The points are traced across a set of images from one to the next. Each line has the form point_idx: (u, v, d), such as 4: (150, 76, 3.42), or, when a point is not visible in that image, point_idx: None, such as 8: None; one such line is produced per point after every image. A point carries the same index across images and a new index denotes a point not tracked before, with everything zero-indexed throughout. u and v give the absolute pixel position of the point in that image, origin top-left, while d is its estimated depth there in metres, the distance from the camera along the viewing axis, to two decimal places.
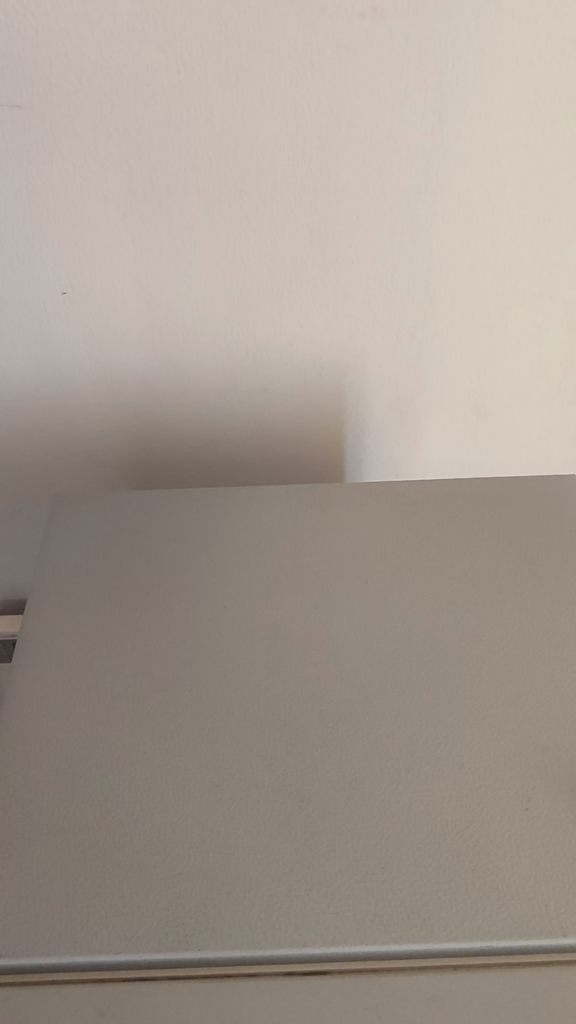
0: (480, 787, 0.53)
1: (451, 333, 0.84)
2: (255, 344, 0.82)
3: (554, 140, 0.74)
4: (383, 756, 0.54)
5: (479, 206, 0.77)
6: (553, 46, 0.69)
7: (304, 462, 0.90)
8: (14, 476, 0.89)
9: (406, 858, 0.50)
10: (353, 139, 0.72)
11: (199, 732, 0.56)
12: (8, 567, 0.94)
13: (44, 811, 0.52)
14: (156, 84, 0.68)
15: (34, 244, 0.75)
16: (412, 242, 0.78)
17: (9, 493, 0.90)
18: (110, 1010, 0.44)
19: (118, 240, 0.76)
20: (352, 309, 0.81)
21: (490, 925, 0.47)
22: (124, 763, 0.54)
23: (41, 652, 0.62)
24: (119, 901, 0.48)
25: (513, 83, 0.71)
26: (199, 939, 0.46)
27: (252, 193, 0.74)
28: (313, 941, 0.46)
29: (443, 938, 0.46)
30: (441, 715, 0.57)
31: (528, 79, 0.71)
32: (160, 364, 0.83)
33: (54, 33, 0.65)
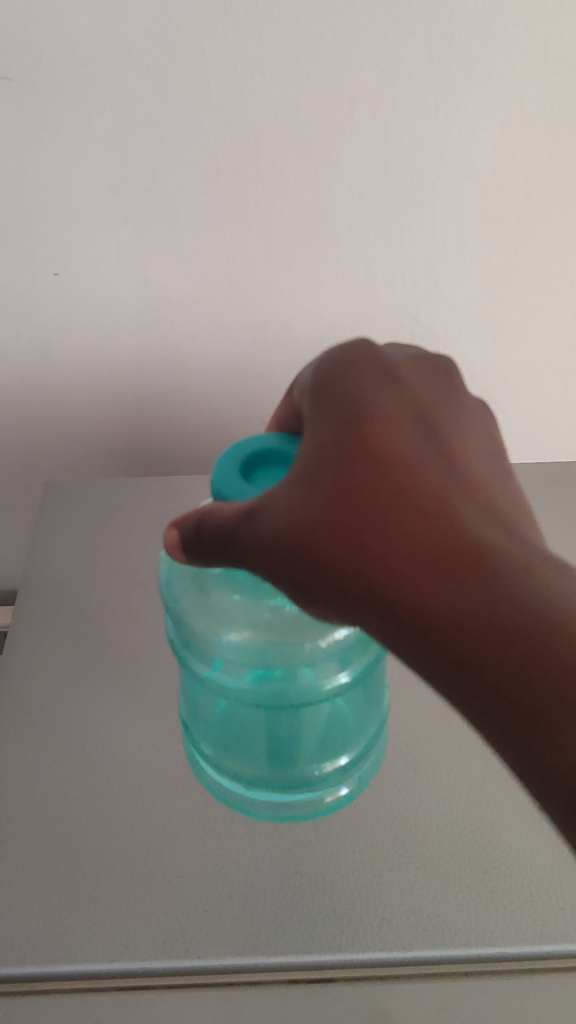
0: (490, 789, 0.51)
1: (455, 315, 0.81)
2: (253, 329, 0.80)
3: (568, 117, 0.69)
4: (390, 757, 0.53)
5: (483, 186, 0.73)
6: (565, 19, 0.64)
7: None
8: (11, 459, 0.88)
9: (414, 858, 0.48)
10: (355, 117, 0.67)
11: (199, 730, 0.54)
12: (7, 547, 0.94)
13: (36, 813, 0.50)
14: (151, 55, 0.63)
15: (26, 226, 0.72)
16: (415, 225, 0.74)
17: (6, 475, 0.89)
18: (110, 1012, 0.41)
19: (113, 222, 0.72)
20: (354, 291, 0.78)
21: (502, 931, 0.44)
22: (123, 762, 0.52)
23: (33, 646, 0.59)
24: (115, 907, 0.46)
25: (524, 57, 0.65)
26: (200, 946, 0.44)
27: (251, 169, 0.70)
28: (320, 948, 0.44)
29: (456, 945, 0.44)
30: (446, 722, 0.55)
31: (539, 52, 0.65)
32: (156, 349, 0.81)
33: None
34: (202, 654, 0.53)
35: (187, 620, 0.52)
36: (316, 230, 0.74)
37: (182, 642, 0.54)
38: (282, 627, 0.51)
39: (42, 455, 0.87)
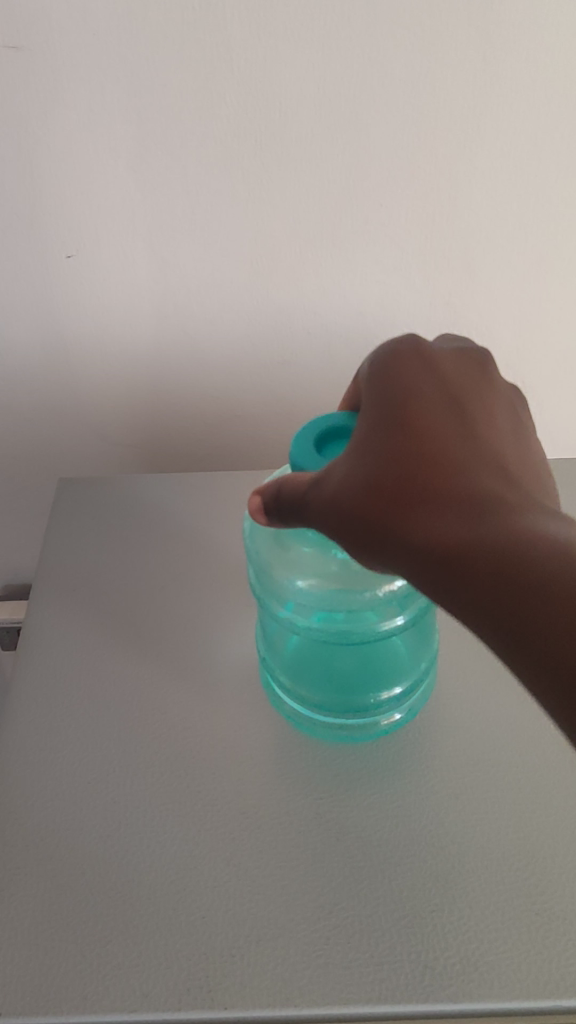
0: (540, 818, 0.47)
1: (490, 299, 0.76)
2: (276, 315, 0.76)
3: None
4: (430, 781, 0.49)
5: (523, 161, 0.67)
6: None
7: None
8: (23, 451, 0.84)
9: (457, 898, 0.43)
10: (387, 87, 0.62)
11: (223, 751, 0.50)
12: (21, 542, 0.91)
13: (48, 844, 0.46)
14: (171, 23, 0.59)
15: (36, 208, 0.68)
16: (449, 202, 0.69)
17: (18, 468, 0.86)
18: None
19: (129, 201, 0.67)
20: (383, 275, 0.74)
21: (557, 981, 0.40)
22: (141, 787, 0.49)
23: (46, 659, 0.56)
24: (134, 951, 0.42)
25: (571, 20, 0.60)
26: (225, 996, 0.40)
27: (275, 144, 0.65)
28: (356, 1000, 0.40)
29: (506, 997, 0.40)
30: (488, 738, 0.51)
31: None
32: (174, 336, 0.76)
33: None
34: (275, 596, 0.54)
35: (264, 565, 0.54)
36: (344, 210, 0.69)
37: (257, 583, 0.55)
38: (349, 574, 0.51)
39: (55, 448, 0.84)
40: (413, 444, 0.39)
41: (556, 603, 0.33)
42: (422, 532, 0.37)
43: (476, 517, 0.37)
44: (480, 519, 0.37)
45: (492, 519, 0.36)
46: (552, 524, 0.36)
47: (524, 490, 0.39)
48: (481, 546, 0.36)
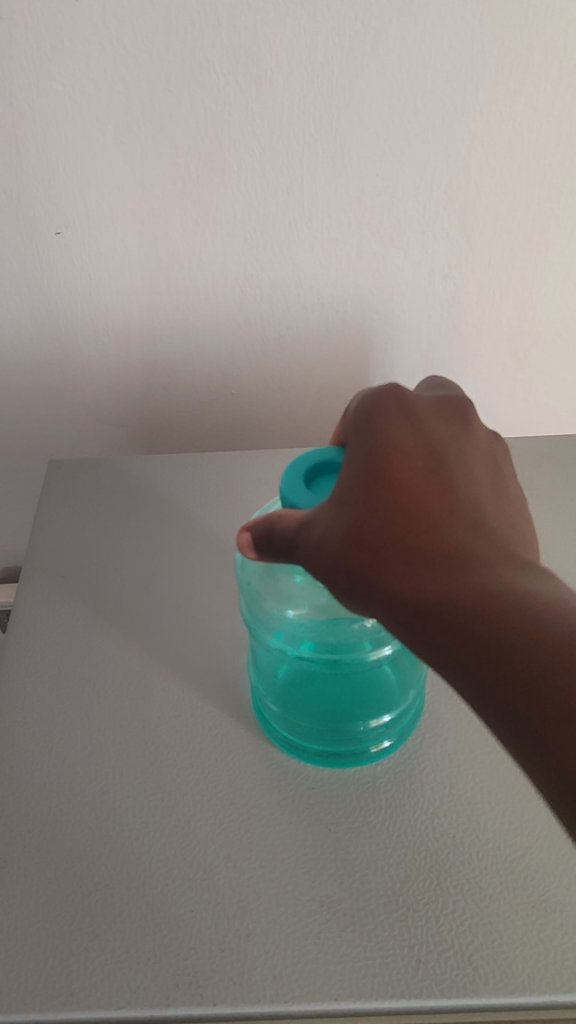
0: (536, 810, 0.46)
1: (489, 271, 0.74)
2: (270, 289, 0.74)
3: None
4: (424, 768, 0.47)
5: (523, 128, 0.65)
6: None
7: (326, 413, 0.83)
8: (17, 430, 0.83)
9: (451, 890, 0.43)
10: (381, 53, 0.60)
11: (214, 738, 0.49)
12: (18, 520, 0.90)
13: (36, 836, 0.45)
14: None
15: (23, 182, 0.66)
16: (446, 170, 0.67)
17: (13, 446, 0.84)
18: None
19: (117, 173, 0.65)
20: (379, 247, 0.72)
21: (553, 976, 0.39)
22: (131, 777, 0.47)
23: (35, 644, 0.55)
24: (122, 945, 0.41)
25: None
26: (215, 991, 0.39)
27: (265, 114, 0.63)
28: (348, 996, 0.39)
29: (503, 991, 0.39)
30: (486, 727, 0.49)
31: None
32: (167, 311, 0.75)
33: None
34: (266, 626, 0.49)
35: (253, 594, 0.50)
36: (338, 180, 0.67)
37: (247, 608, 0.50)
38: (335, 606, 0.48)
39: (50, 426, 0.82)
40: (392, 494, 0.37)
41: (535, 668, 0.32)
42: (400, 584, 0.36)
43: (451, 572, 0.35)
44: (455, 575, 0.35)
45: (468, 574, 0.35)
46: (530, 577, 0.35)
47: (502, 541, 0.38)
48: (460, 605, 0.34)
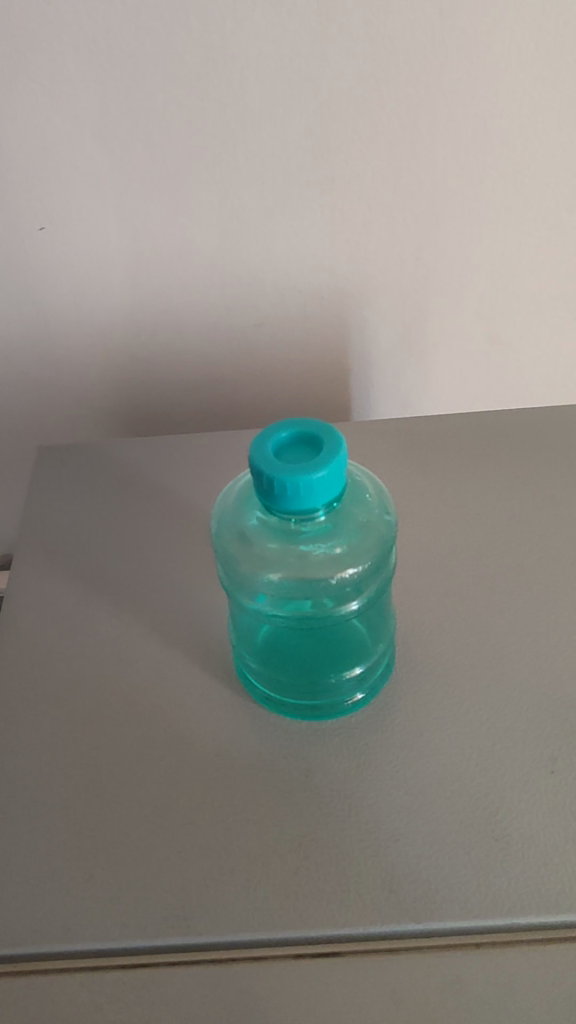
0: (503, 749, 0.48)
1: (461, 252, 0.76)
2: (248, 274, 0.76)
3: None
4: (396, 718, 0.50)
5: (487, 114, 0.66)
6: None
7: (306, 391, 0.85)
8: (9, 415, 0.86)
9: (419, 825, 0.46)
10: (346, 47, 0.60)
11: (198, 695, 0.52)
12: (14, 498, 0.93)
13: (34, 789, 0.49)
14: None
15: (6, 180, 0.68)
16: (414, 153, 0.68)
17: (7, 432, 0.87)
18: (113, 993, 0.41)
19: (96, 171, 0.67)
20: (352, 232, 0.73)
21: (512, 901, 0.43)
22: (121, 731, 0.51)
23: (30, 614, 0.58)
24: (115, 883, 0.45)
25: None
26: (201, 922, 0.43)
27: (236, 108, 0.63)
28: (324, 923, 0.42)
29: (465, 915, 0.42)
30: (456, 674, 0.52)
31: None
32: (150, 299, 0.77)
33: None
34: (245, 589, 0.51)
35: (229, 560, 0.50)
36: (310, 169, 0.68)
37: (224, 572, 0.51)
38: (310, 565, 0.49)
39: (42, 410, 0.85)
40: None
41: None
42: None
43: None
44: None
45: None
46: None
47: None
48: None
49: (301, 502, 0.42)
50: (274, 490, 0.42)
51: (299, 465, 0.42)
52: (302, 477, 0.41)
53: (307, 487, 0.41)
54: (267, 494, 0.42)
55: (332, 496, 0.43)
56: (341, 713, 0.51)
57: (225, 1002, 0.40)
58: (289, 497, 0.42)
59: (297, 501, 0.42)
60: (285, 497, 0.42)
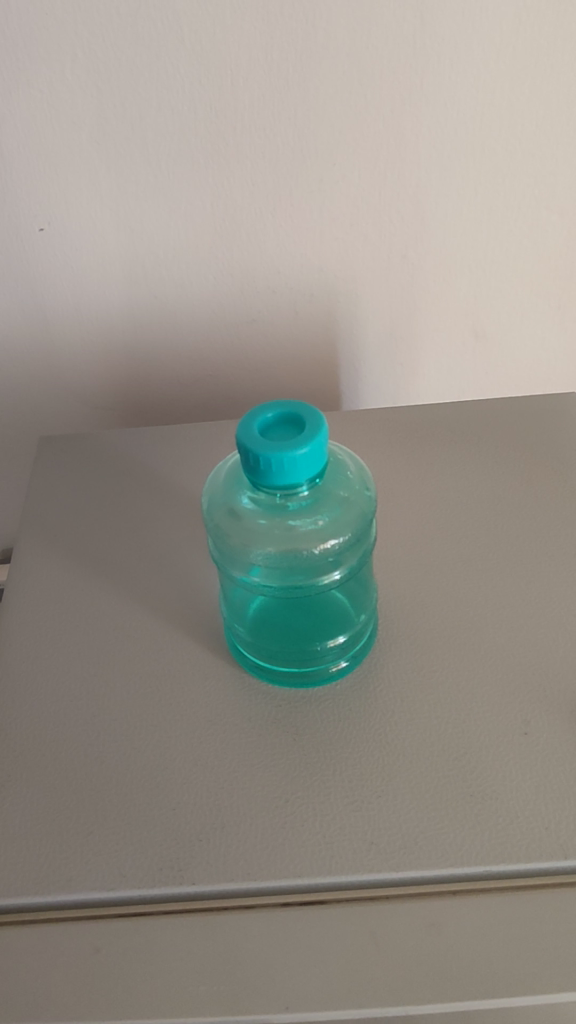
0: (479, 713, 0.51)
1: (446, 253, 0.78)
2: (240, 275, 0.78)
3: (555, 34, 0.64)
4: (378, 686, 0.53)
5: (468, 117, 0.68)
6: None
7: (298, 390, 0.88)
8: (10, 413, 0.88)
9: (399, 783, 0.48)
10: (332, 52, 0.63)
11: (191, 667, 0.55)
12: (14, 495, 0.96)
13: (36, 755, 0.52)
14: None
15: (7, 183, 0.70)
16: (399, 156, 0.70)
17: (7, 429, 0.90)
18: (111, 939, 0.44)
19: (93, 173, 0.70)
20: (340, 233, 0.75)
21: (486, 851, 0.45)
22: (119, 702, 0.54)
23: (31, 595, 0.61)
24: (112, 839, 0.47)
25: None
26: (194, 872, 0.46)
27: (228, 113, 0.66)
28: (309, 872, 0.45)
29: (442, 864, 0.45)
30: (434, 646, 0.55)
31: None
32: (145, 300, 0.79)
33: None
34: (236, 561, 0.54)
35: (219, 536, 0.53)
36: (299, 171, 0.70)
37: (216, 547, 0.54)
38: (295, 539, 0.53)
39: (41, 408, 0.88)
40: None
41: None
42: None
43: None
44: None
45: None
46: None
47: None
48: None
49: (285, 478, 0.45)
50: (260, 466, 0.44)
51: (283, 443, 0.45)
52: (286, 454, 0.44)
53: (290, 464, 0.44)
54: (254, 471, 0.45)
55: (314, 473, 0.45)
56: (326, 681, 0.54)
57: (216, 945, 0.43)
58: (273, 473, 0.44)
59: (282, 476, 0.45)
60: (270, 473, 0.45)
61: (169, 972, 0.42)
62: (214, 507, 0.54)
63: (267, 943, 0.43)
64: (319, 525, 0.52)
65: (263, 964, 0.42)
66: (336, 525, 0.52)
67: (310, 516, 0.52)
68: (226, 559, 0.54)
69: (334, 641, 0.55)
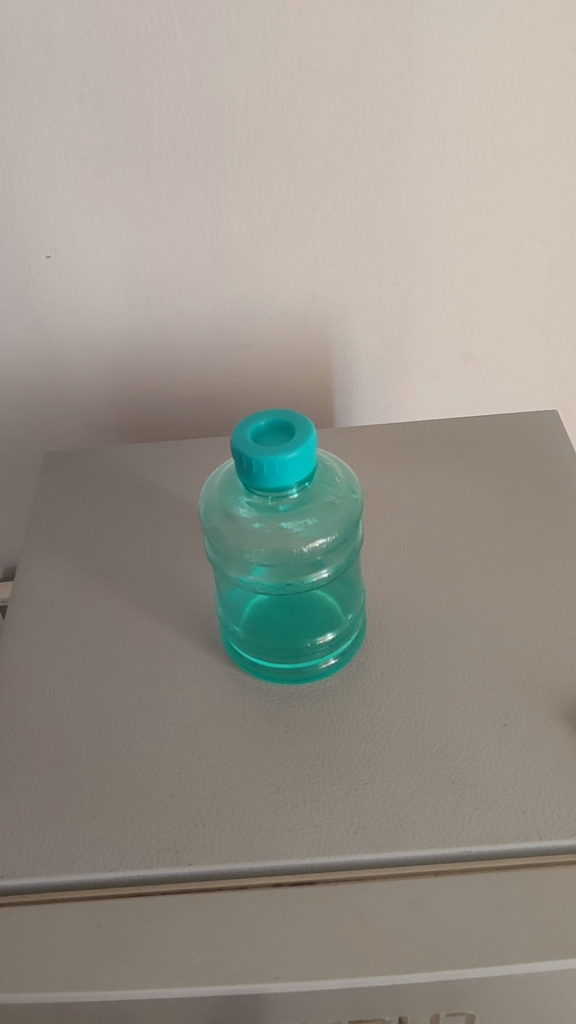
0: (461, 707, 0.54)
1: (435, 280, 0.82)
2: (238, 301, 0.82)
3: (532, 74, 0.68)
4: (366, 682, 0.56)
5: (453, 151, 0.72)
6: None
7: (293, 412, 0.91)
8: (15, 435, 0.92)
9: (385, 772, 0.51)
10: (323, 90, 0.67)
11: (188, 666, 0.58)
12: (18, 516, 0.99)
13: (40, 747, 0.54)
14: (130, 36, 0.64)
15: (16, 212, 0.74)
16: (387, 187, 0.74)
17: (12, 450, 0.93)
18: (111, 917, 0.46)
19: (98, 204, 0.74)
20: (333, 260, 0.79)
21: (466, 833, 0.48)
22: (119, 699, 0.56)
23: (37, 600, 0.64)
24: (113, 824, 0.50)
25: (484, 19, 0.65)
26: (191, 854, 0.48)
27: (226, 147, 0.70)
28: (299, 853, 0.48)
29: (425, 845, 0.48)
30: (419, 645, 0.58)
31: (498, 17, 0.65)
32: (147, 325, 0.83)
33: None
34: (232, 562, 0.57)
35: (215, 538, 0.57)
36: (293, 202, 0.74)
37: (212, 548, 0.58)
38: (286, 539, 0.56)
39: (46, 430, 0.91)
40: None
41: None
42: None
43: None
44: None
45: None
46: None
47: None
48: None
49: (276, 481, 0.48)
50: (253, 470, 0.48)
51: (274, 448, 0.48)
52: (277, 458, 0.47)
53: (281, 467, 0.47)
54: (247, 474, 0.48)
55: (303, 476, 0.49)
56: (316, 675, 0.56)
57: (210, 920, 0.46)
58: (265, 475, 0.48)
59: (273, 479, 0.48)
60: (262, 476, 0.48)
61: (167, 945, 0.45)
62: (210, 511, 0.57)
63: (258, 919, 0.46)
64: (308, 525, 0.56)
65: (255, 937, 0.45)
66: (324, 525, 0.56)
67: (299, 517, 0.56)
68: (222, 561, 0.58)
69: (323, 637, 0.58)
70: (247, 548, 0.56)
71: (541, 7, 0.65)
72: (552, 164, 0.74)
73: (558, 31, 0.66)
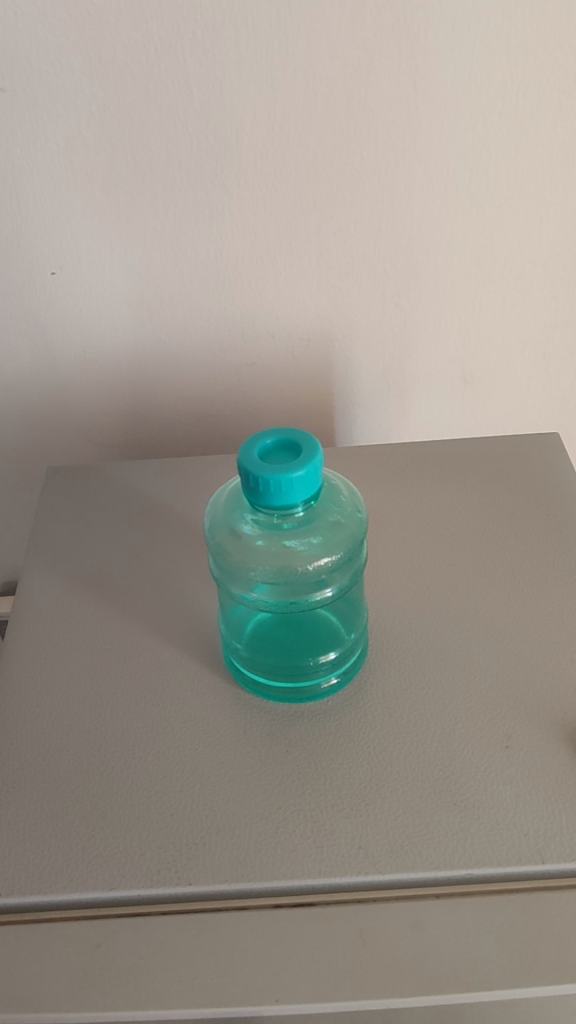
0: (463, 728, 0.54)
1: (437, 303, 0.82)
2: (241, 320, 0.82)
3: (535, 101, 0.69)
4: (368, 702, 0.56)
5: (456, 175, 0.73)
6: (525, 7, 0.64)
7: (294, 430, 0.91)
8: (16, 451, 0.92)
9: (386, 793, 0.51)
10: (329, 112, 0.68)
11: (189, 683, 0.58)
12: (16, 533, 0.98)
13: (40, 764, 0.54)
14: (140, 57, 0.64)
15: (22, 228, 0.74)
16: (391, 208, 0.75)
17: (13, 465, 0.93)
18: (108, 938, 0.46)
19: (104, 221, 0.74)
20: (337, 281, 0.79)
21: (469, 856, 0.48)
22: (119, 716, 0.56)
23: (37, 616, 0.63)
24: (112, 842, 0.50)
25: (488, 46, 0.66)
26: (190, 874, 0.48)
27: (233, 167, 0.71)
28: (300, 874, 0.47)
29: (427, 868, 0.47)
30: (421, 665, 0.58)
31: (503, 45, 0.66)
32: (150, 343, 0.83)
33: (24, 13, 0.62)
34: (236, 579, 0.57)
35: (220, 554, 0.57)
36: (298, 221, 0.75)
37: (217, 564, 0.58)
38: (290, 557, 0.56)
39: (47, 446, 0.91)
40: None
41: None
42: None
43: None
44: None
45: None
46: None
47: None
48: None
49: (281, 499, 0.48)
50: (259, 487, 0.48)
51: (281, 467, 0.48)
52: (283, 475, 0.47)
53: (287, 485, 0.48)
54: (253, 492, 0.48)
55: (309, 494, 0.49)
56: (318, 695, 0.56)
57: (209, 942, 0.45)
58: (271, 493, 0.48)
59: (279, 497, 0.48)
60: (268, 494, 0.48)
61: (165, 966, 0.44)
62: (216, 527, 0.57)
63: (258, 939, 0.45)
64: (313, 544, 0.56)
65: (254, 958, 0.45)
66: (329, 544, 0.56)
67: (304, 535, 0.56)
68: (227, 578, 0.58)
69: (325, 657, 0.58)
70: (251, 565, 0.56)
71: (545, 36, 0.66)
72: (554, 189, 0.75)
73: (562, 60, 0.67)
